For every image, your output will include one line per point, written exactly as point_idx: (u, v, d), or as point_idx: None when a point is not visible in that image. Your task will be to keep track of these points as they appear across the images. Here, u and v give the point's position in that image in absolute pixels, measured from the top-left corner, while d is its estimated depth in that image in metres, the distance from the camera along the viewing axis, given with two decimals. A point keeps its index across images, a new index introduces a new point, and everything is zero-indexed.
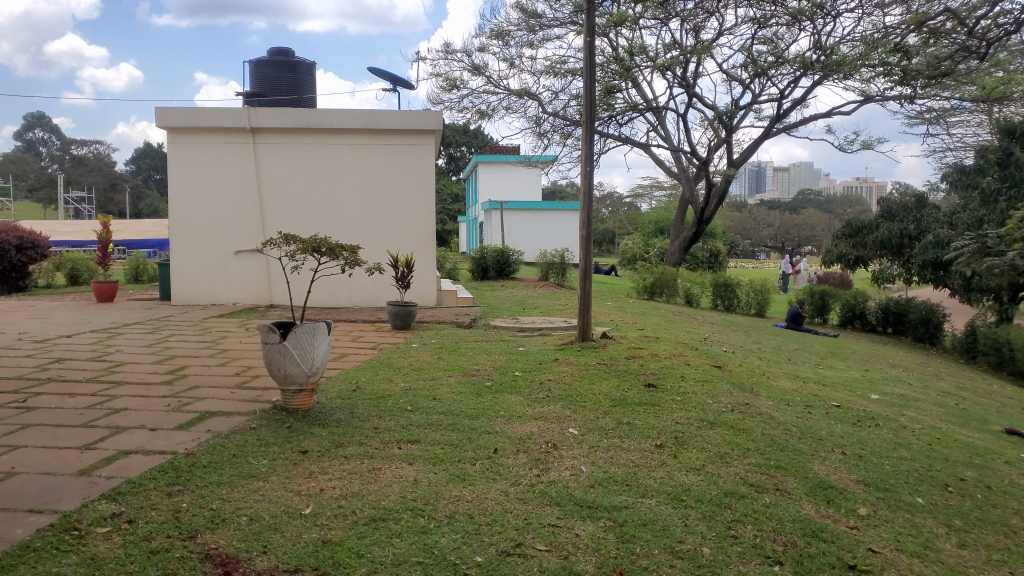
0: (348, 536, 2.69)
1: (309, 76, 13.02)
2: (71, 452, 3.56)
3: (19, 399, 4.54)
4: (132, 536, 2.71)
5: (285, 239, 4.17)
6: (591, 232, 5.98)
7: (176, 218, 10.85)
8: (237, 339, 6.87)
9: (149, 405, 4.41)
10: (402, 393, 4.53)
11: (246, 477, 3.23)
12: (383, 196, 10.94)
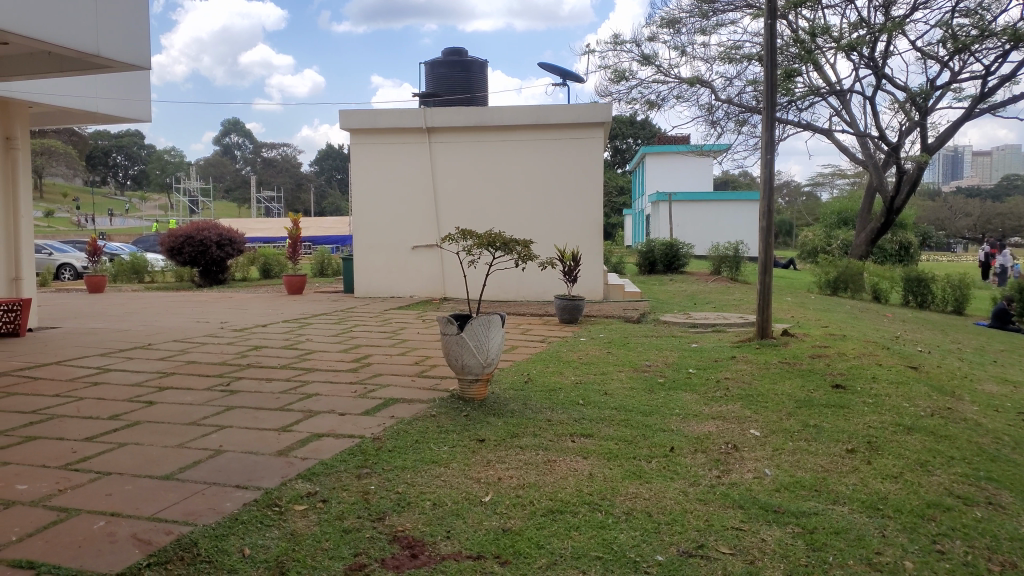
0: (527, 526, 2.72)
1: (481, 74, 13.34)
2: (271, 433, 3.84)
3: (224, 383, 4.95)
4: (326, 515, 2.88)
5: (462, 234, 4.25)
6: (771, 224, 5.74)
7: (358, 215, 11.49)
8: (415, 330, 7.15)
9: (337, 391, 4.68)
10: (574, 387, 4.54)
11: (428, 463, 3.35)
12: (552, 190, 11.02)
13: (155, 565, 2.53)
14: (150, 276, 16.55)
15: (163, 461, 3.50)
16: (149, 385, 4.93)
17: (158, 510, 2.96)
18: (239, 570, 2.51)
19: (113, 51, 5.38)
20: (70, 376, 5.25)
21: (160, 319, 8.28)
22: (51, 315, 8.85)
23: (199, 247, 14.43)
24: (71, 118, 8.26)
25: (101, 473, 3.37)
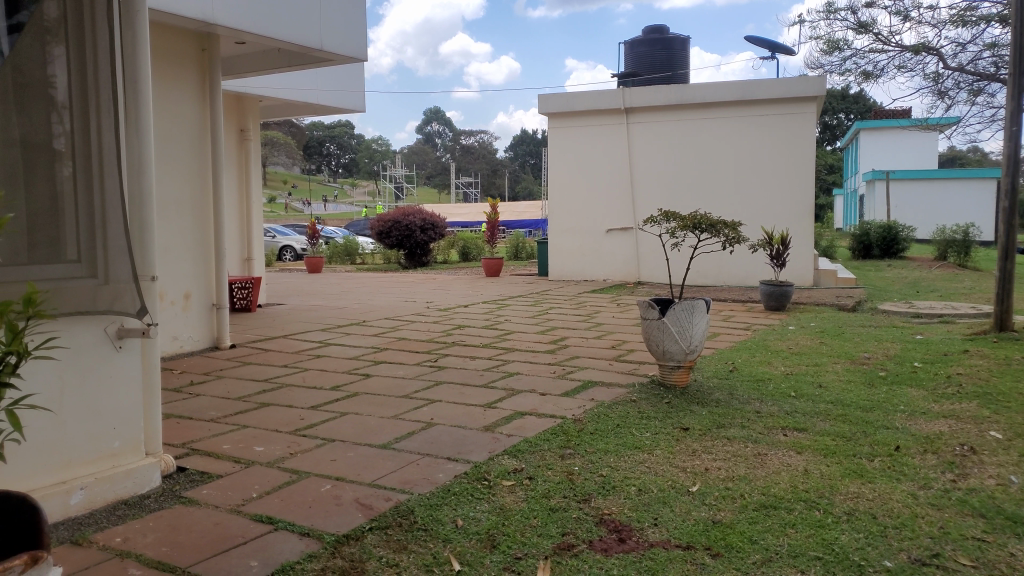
0: (739, 519, 2.62)
1: (683, 51, 13.02)
2: (477, 409, 3.97)
3: (432, 359, 5.19)
4: (532, 492, 2.92)
5: (665, 216, 4.15)
6: (1014, 204, 5.16)
7: (554, 199, 11.68)
8: (611, 314, 7.13)
9: (538, 371, 4.77)
10: (784, 377, 4.33)
11: (631, 448, 3.32)
12: (755, 171, 10.57)
13: (377, 529, 2.70)
14: (360, 257, 17.68)
15: (381, 431, 3.71)
16: (364, 359, 5.27)
17: (378, 477, 3.15)
18: (453, 539, 2.61)
19: (335, 45, 5.73)
20: (295, 349, 5.71)
21: (372, 298, 8.84)
22: (277, 292, 9.68)
23: (404, 231, 15.26)
24: (295, 109, 8.96)
25: (326, 439, 3.63)
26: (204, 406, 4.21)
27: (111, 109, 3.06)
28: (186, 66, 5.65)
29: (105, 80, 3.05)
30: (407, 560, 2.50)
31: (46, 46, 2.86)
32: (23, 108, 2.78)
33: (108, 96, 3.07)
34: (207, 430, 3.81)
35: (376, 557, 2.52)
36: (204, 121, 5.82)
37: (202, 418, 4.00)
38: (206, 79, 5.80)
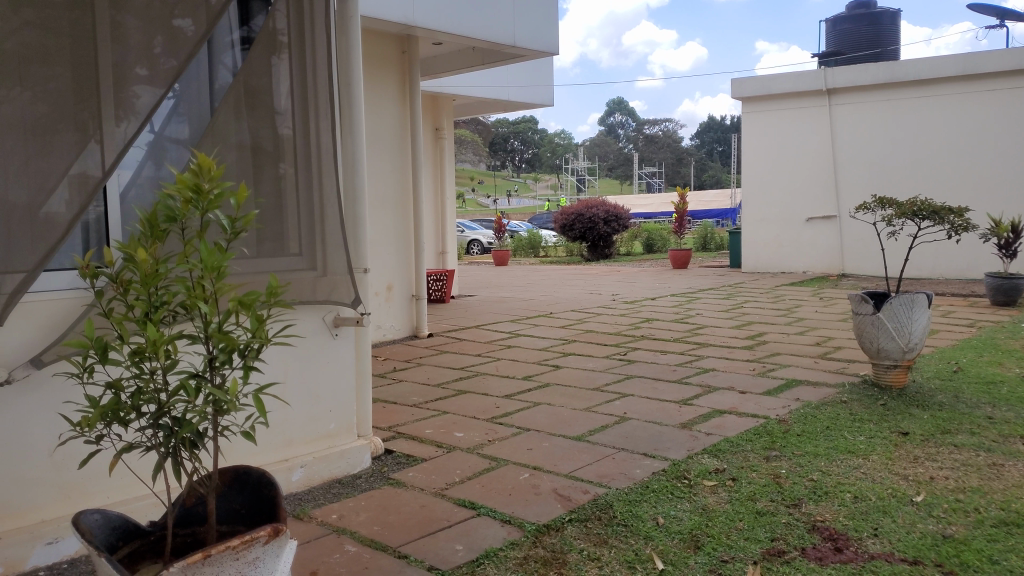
0: (974, 536, 2.38)
1: (893, 25, 12.20)
2: (672, 405, 3.88)
3: (622, 352, 5.14)
4: (736, 494, 2.81)
5: (880, 203, 3.86)
6: None
7: (746, 190, 11.32)
8: (812, 308, 6.75)
9: (735, 367, 4.59)
10: (1019, 381, 3.91)
11: (844, 452, 3.11)
12: (976, 153, 9.65)
13: (576, 521, 2.70)
14: (544, 250, 17.91)
15: (576, 423, 3.71)
16: (554, 351, 5.31)
17: (576, 469, 3.15)
18: (655, 538, 2.55)
19: (527, 41, 5.80)
20: (488, 339, 5.86)
21: (560, 290, 8.91)
22: (467, 284, 10.00)
23: (588, 223, 15.30)
24: (485, 107, 9.22)
25: (522, 429, 3.68)
26: (406, 391, 4.40)
27: (329, 111, 3.29)
28: (387, 70, 5.95)
29: (324, 86, 3.29)
30: (609, 554, 2.47)
31: (271, 56, 3.11)
32: (251, 112, 3.04)
33: (326, 99, 3.29)
34: (411, 415, 3.98)
35: (577, 549, 2.51)
36: (404, 121, 6.10)
37: (406, 403, 4.19)
38: (405, 80, 6.07)
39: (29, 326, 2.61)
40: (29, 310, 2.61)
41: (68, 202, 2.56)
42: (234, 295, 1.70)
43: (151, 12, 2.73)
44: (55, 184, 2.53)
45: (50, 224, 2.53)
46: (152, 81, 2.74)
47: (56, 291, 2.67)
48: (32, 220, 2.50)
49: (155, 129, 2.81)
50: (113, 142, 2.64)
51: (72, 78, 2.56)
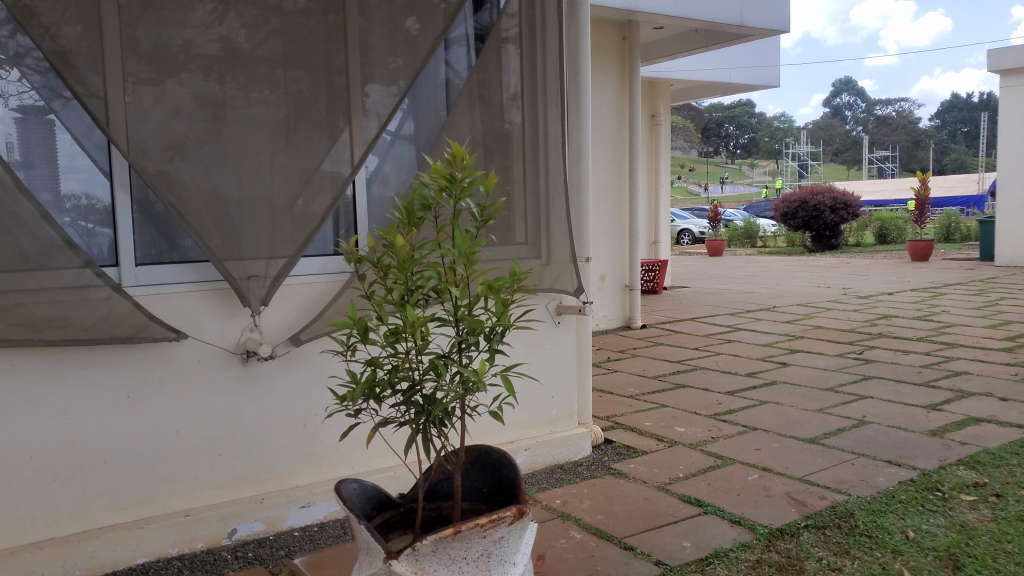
0: None
1: None
2: (918, 411, 3.55)
3: (856, 351, 4.79)
4: (1002, 512, 2.52)
5: None
6: None
7: (1000, 175, 10.25)
8: None
9: (993, 371, 4.13)
10: None
11: None
12: None
13: (813, 528, 2.54)
14: (761, 241, 17.23)
15: (807, 424, 3.50)
16: (779, 347, 5.05)
17: (809, 473, 2.96)
18: (905, 552, 2.34)
19: (757, 19, 5.54)
20: (705, 332, 5.69)
21: (782, 283, 8.51)
22: (681, 275, 9.82)
23: (811, 211, 14.55)
24: (704, 91, 9.00)
25: (748, 427, 3.53)
26: (623, 382, 4.38)
27: (556, 101, 3.31)
28: (608, 57, 5.95)
29: (552, 75, 3.31)
30: (851, 565, 2.30)
31: (500, 50, 3.18)
32: (483, 106, 3.13)
33: (555, 89, 3.31)
34: (629, 406, 3.95)
35: (815, 558, 2.35)
36: (623, 108, 6.08)
37: (622, 394, 4.16)
38: (625, 66, 6.03)
39: (289, 306, 3.00)
40: (291, 293, 3.00)
41: (320, 197, 2.86)
42: (485, 281, 1.83)
43: (379, 14, 2.95)
44: (311, 180, 2.85)
45: (306, 216, 2.85)
46: (380, 80, 2.96)
47: (309, 274, 3.04)
48: (291, 213, 2.83)
49: (393, 130, 3.07)
50: (360, 136, 2.92)
51: (308, 81, 2.82)
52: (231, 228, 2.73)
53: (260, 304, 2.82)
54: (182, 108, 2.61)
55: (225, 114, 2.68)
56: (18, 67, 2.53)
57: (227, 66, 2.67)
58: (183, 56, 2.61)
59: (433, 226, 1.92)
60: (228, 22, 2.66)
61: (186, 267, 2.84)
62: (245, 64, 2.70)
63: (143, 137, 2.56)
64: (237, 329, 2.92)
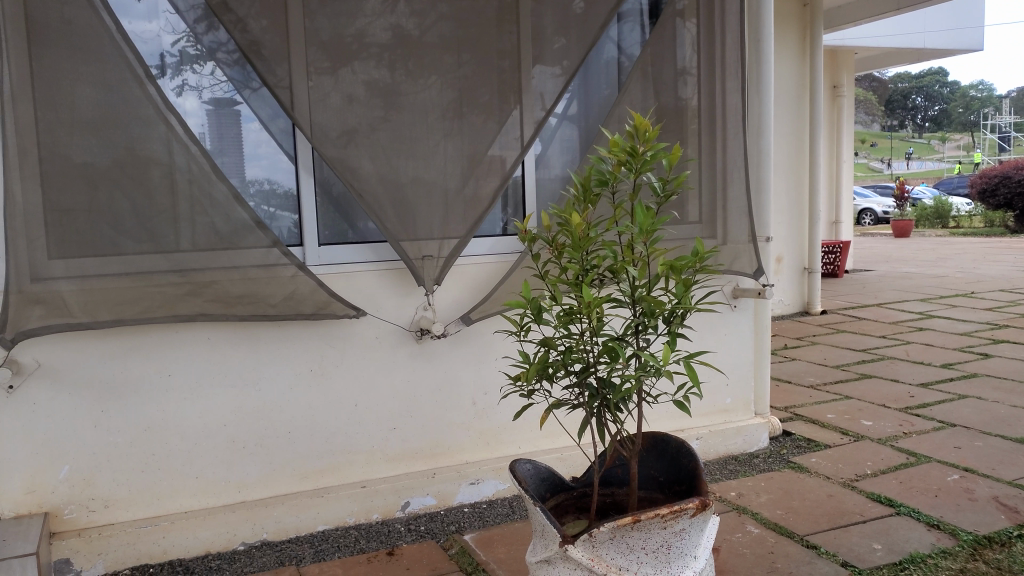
0: None
1: None
2: None
3: None
4: None
5: None
6: None
7: None
8: None
9: None
10: None
11: None
12: None
13: None
14: (954, 221, 15.92)
15: (1016, 423, 3.16)
16: (980, 336, 4.61)
17: (1021, 477, 2.67)
18: None
19: None
20: (893, 319, 5.30)
21: (982, 267, 7.80)
22: (865, 258, 9.23)
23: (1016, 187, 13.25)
24: (893, 59, 8.37)
25: (945, 423, 3.23)
26: (802, 370, 4.15)
27: (737, 71, 3.13)
28: (788, 26, 5.64)
29: (733, 43, 3.12)
30: None
31: (677, 21, 3.04)
32: (656, 81, 3.02)
33: (735, 56, 3.13)
34: (809, 396, 3.73)
35: None
36: (803, 80, 5.76)
37: (801, 383, 3.94)
38: (807, 34, 5.71)
39: (461, 286, 3.04)
40: (463, 273, 3.04)
41: (489, 179, 2.88)
42: (665, 260, 1.75)
43: None
44: (482, 162, 2.87)
45: (477, 198, 2.87)
46: (546, 62, 2.94)
47: (479, 255, 3.06)
48: (462, 195, 2.85)
49: (561, 113, 3.11)
50: (530, 116, 2.92)
51: (475, 64, 2.82)
52: (405, 209, 2.78)
53: (433, 283, 2.86)
54: (357, 95, 2.68)
55: (398, 99, 2.73)
56: (211, 61, 2.70)
57: (399, 52, 2.71)
58: (357, 44, 2.67)
59: (610, 202, 1.85)
60: (398, 10, 2.70)
61: (363, 247, 2.93)
62: (414, 49, 2.74)
63: (324, 122, 2.65)
64: (411, 308, 3.00)
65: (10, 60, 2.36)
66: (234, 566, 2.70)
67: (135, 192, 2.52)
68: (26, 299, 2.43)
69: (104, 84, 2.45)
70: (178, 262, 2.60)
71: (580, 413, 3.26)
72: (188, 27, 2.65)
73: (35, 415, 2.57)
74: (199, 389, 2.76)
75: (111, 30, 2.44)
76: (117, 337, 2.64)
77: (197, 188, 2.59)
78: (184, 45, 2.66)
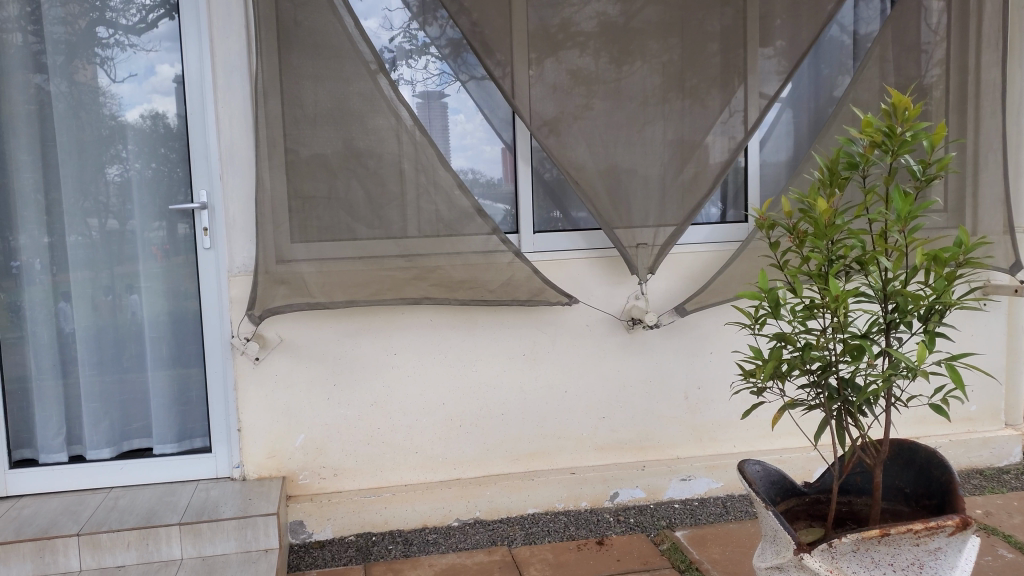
0: None
1: None
2: None
3: None
4: None
5: None
6: None
7: None
8: None
9: None
10: None
11: None
12: None
13: None
14: None
15: None
16: None
17: None
18: None
19: None
20: None
21: None
22: None
23: None
24: None
25: None
26: None
27: (997, 43, 2.78)
28: None
29: (991, 10, 2.79)
30: None
31: None
32: (894, 58, 2.76)
33: (993, 24, 2.80)
34: None
35: None
36: None
37: None
38: None
39: (675, 276, 2.96)
40: (677, 263, 2.96)
41: (709, 165, 2.77)
42: (925, 251, 1.60)
43: None
44: (702, 147, 2.76)
45: (697, 185, 2.77)
46: (765, 43, 2.78)
47: (695, 244, 2.96)
48: (681, 182, 2.76)
49: (784, 98, 2.98)
50: (755, 98, 2.77)
51: (681, 49, 2.72)
52: (622, 195, 2.74)
53: (647, 272, 2.79)
54: (569, 85, 2.67)
55: (603, 87, 2.69)
56: (424, 55, 2.80)
57: (606, 40, 2.67)
58: (564, 34, 2.65)
59: (860, 187, 1.72)
60: None
61: (576, 235, 2.93)
62: (620, 36, 2.68)
63: (545, 110, 2.66)
64: (624, 297, 2.96)
65: (263, 58, 2.55)
66: (450, 541, 2.79)
67: (369, 180, 2.66)
68: (272, 279, 2.64)
69: (343, 79, 2.60)
70: (406, 247, 2.71)
71: (816, 414, 3.10)
72: (401, 25, 2.76)
73: (277, 386, 2.78)
74: (419, 369, 2.87)
75: (349, 28, 2.57)
76: (348, 317, 2.81)
77: (424, 175, 2.68)
78: (400, 41, 2.77)
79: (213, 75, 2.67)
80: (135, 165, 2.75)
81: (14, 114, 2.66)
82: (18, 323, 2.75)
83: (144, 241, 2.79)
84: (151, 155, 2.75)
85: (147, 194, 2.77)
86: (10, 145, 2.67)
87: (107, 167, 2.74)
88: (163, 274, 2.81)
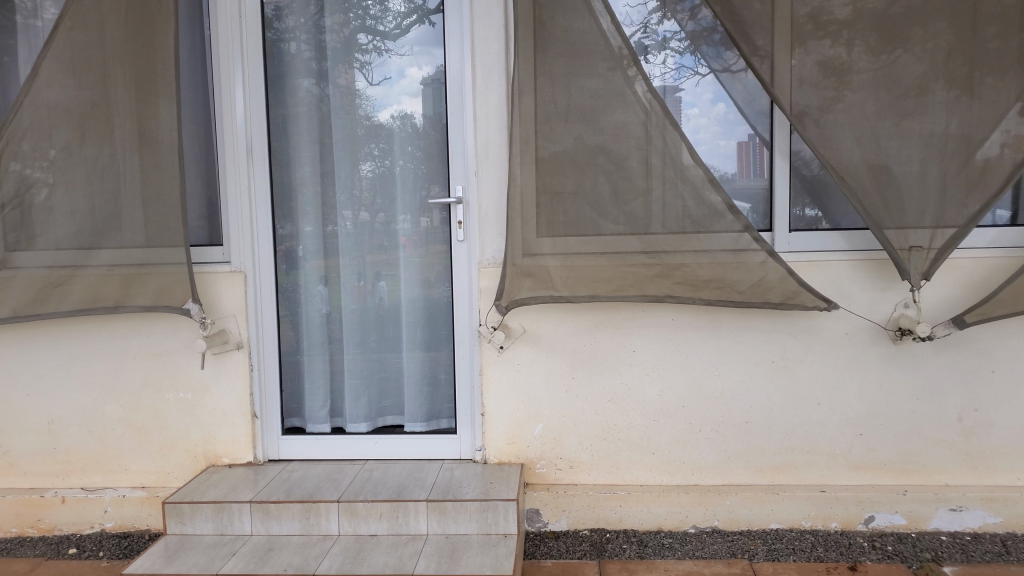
0: None
1: None
2: None
3: None
4: None
5: None
6: None
7: None
8: None
9: None
10: None
11: None
12: None
13: None
14: None
15: None
16: None
17: None
18: None
19: None
20: None
21: None
22: None
23: None
24: None
25: None
26: None
27: None
28: None
29: None
30: None
31: None
32: None
33: None
34: None
35: None
36: None
37: None
38: None
39: (952, 283, 2.67)
40: (955, 269, 2.66)
41: (1000, 160, 2.45)
42: None
43: None
44: (990, 140, 2.45)
45: (983, 182, 2.46)
46: None
47: (978, 249, 2.66)
48: (965, 178, 2.47)
49: None
50: None
51: (953, 34, 2.44)
52: (894, 193, 2.49)
53: (921, 278, 2.50)
54: (829, 75, 2.48)
55: (866, 77, 2.47)
56: (663, 50, 2.75)
57: (870, 26, 2.46)
58: (819, 22, 2.47)
59: None
60: None
61: (836, 235, 2.72)
62: (880, 23, 2.46)
63: (805, 102, 2.49)
64: (890, 305, 2.71)
65: (519, 58, 2.60)
66: (686, 547, 2.70)
67: (616, 176, 2.63)
68: (520, 271, 2.68)
69: (595, 75, 2.59)
70: (651, 244, 2.65)
71: None
72: (641, 20, 2.73)
73: (519, 376, 2.84)
74: (660, 369, 2.81)
75: (602, 25, 2.56)
76: (591, 312, 2.81)
77: (673, 170, 2.60)
78: (639, 36, 2.74)
79: (472, 74, 2.76)
80: (386, 160, 2.92)
81: (295, 115, 2.93)
82: (292, 304, 3.02)
83: (398, 232, 2.95)
84: (403, 151, 2.92)
85: (403, 188, 2.94)
86: (292, 142, 2.94)
87: (364, 164, 2.94)
88: (416, 263, 2.97)
